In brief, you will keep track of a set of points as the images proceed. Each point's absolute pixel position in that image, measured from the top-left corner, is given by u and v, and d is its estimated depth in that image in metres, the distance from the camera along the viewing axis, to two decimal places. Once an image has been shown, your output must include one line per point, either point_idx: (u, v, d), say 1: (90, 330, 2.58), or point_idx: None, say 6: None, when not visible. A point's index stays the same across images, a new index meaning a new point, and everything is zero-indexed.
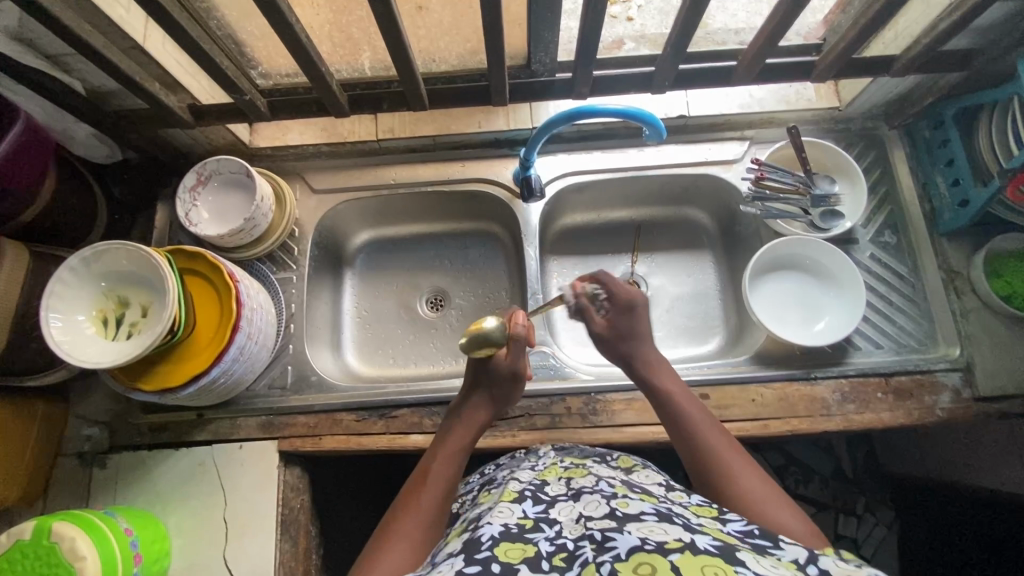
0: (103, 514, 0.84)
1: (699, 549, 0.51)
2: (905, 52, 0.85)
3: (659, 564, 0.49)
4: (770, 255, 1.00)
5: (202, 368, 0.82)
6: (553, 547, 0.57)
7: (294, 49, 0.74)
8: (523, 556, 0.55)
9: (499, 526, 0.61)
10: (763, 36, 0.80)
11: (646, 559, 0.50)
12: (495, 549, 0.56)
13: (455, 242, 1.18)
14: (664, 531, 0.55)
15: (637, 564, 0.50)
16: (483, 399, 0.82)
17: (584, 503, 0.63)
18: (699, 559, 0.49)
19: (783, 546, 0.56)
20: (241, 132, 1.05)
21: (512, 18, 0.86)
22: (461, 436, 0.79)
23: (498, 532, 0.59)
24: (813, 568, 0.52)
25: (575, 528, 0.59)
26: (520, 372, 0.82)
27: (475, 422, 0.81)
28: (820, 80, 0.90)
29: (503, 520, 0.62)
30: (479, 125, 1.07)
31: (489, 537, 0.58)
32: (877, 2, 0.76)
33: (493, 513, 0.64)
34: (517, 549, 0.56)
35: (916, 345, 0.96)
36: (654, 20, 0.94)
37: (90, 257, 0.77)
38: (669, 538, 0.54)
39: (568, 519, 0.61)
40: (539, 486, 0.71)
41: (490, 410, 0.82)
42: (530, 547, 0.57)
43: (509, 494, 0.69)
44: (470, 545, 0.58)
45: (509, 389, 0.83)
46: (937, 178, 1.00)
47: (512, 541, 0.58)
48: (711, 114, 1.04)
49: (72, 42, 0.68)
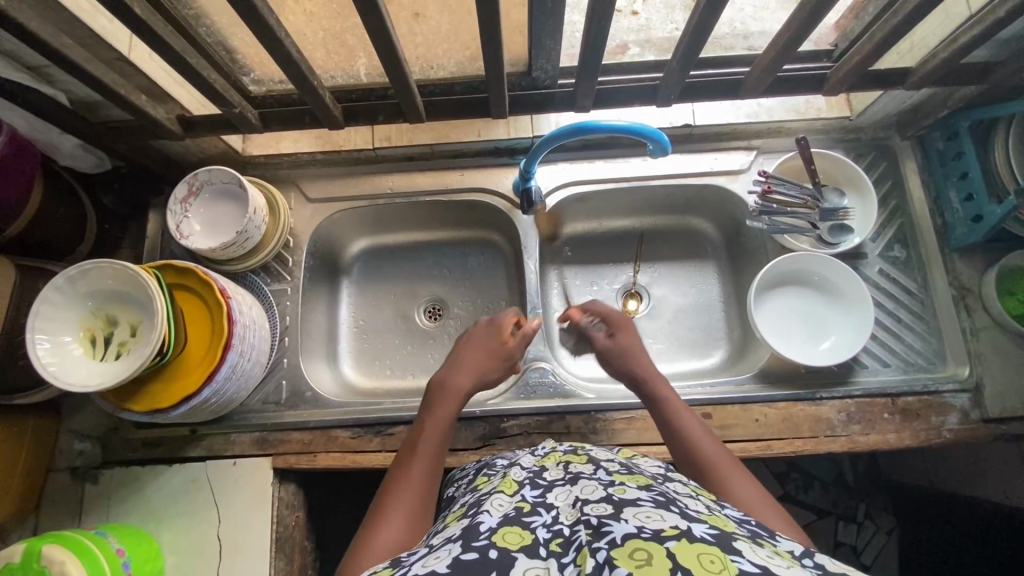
0: (93, 534, 0.82)
1: (695, 537, 0.48)
2: (921, 65, 0.81)
3: (655, 551, 0.46)
4: (777, 270, 0.98)
5: (193, 390, 0.80)
6: (550, 533, 0.54)
7: (284, 62, 0.71)
8: (521, 543, 0.53)
9: (497, 516, 0.58)
10: (775, 50, 0.77)
11: (641, 546, 0.47)
12: (492, 536, 0.54)
13: (453, 251, 1.16)
14: (661, 518, 0.52)
15: (634, 551, 0.46)
16: (467, 368, 0.83)
17: (581, 487, 0.61)
18: (695, 547, 0.46)
19: (779, 538, 0.54)
20: (233, 140, 1.02)
21: (512, 24, 0.83)
22: (448, 403, 0.78)
23: (496, 522, 0.57)
24: (809, 559, 0.49)
25: (571, 513, 0.56)
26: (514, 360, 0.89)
27: (461, 390, 0.80)
28: (831, 93, 0.87)
29: (500, 510, 0.60)
30: (477, 133, 1.05)
31: (487, 527, 0.56)
32: (894, 16, 0.73)
33: (490, 504, 0.61)
34: (515, 535, 0.54)
35: (924, 364, 0.94)
36: (659, 15, 0.91)
37: (75, 275, 0.75)
38: (666, 525, 0.50)
39: (564, 504, 0.59)
40: (536, 472, 0.69)
41: (476, 380, 0.83)
42: (528, 534, 0.54)
43: (508, 484, 0.67)
44: (469, 533, 0.55)
45: (494, 363, 0.85)
46: (950, 191, 0.97)
47: (510, 526, 0.56)
48: (717, 124, 1.01)
49: (51, 56, 0.65)
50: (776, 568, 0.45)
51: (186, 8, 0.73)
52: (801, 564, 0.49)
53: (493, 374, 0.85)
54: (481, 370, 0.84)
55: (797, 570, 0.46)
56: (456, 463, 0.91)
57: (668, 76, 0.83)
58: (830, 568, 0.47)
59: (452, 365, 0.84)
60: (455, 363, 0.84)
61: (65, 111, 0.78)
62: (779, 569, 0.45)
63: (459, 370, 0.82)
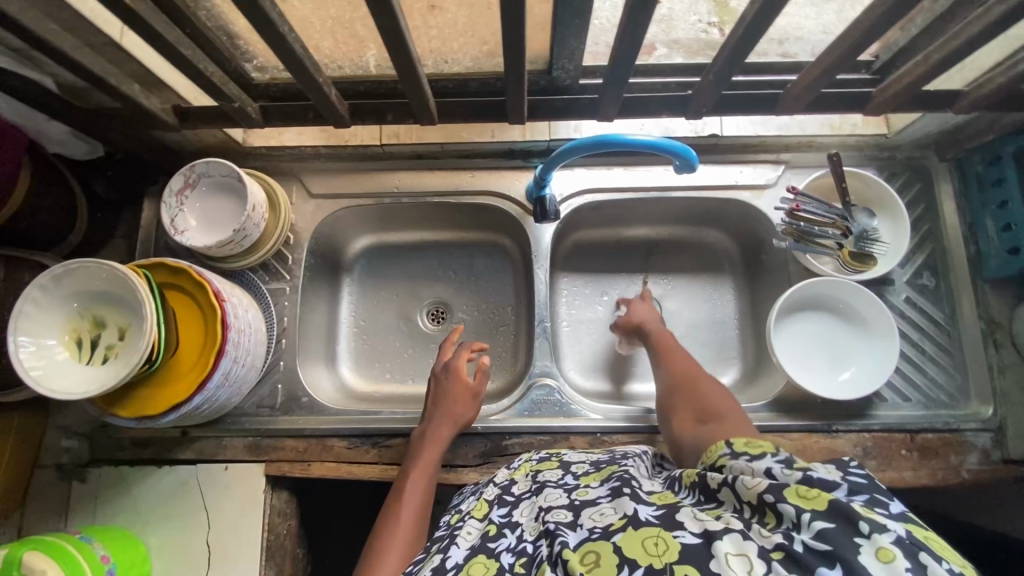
0: (77, 539, 0.79)
1: (640, 522, 0.50)
2: (976, 87, 0.76)
3: (603, 551, 0.48)
4: (798, 295, 0.93)
5: (183, 398, 0.76)
6: (514, 555, 0.54)
7: (286, 57, 0.66)
8: (486, 573, 0.53)
9: (465, 547, 0.57)
10: (822, 67, 0.71)
11: (591, 549, 0.49)
12: (458, 572, 0.54)
13: (460, 252, 1.11)
14: (613, 510, 0.53)
15: (585, 555, 0.48)
16: (445, 419, 0.86)
17: (544, 496, 0.61)
18: (640, 534, 0.48)
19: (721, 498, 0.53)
20: (233, 130, 0.97)
21: (535, 20, 0.75)
22: (430, 455, 0.83)
23: (463, 557, 0.56)
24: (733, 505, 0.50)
25: (535, 527, 0.56)
26: (477, 393, 0.89)
27: (439, 443, 0.84)
28: (874, 112, 0.81)
29: (467, 540, 0.58)
30: (491, 134, 1.00)
31: (454, 564, 0.55)
32: (955, 37, 0.67)
33: (459, 532, 0.60)
34: (480, 565, 0.54)
35: (947, 400, 0.90)
36: (682, 5, 0.80)
37: (61, 275, 0.71)
38: (616, 517, 0.52)
39: (528, 518, 0.59)
40: (505, 486, 0.67)
41: (452, 430, 0.86)
42: (493, 562, 0.54)
43: (479, 507, 0.64)
44: (435, 572, 0.54)
45: (469, 408, 0.88)
46: (987, 219, 0.92)
47: (476, 558, 0.55)
48: (745, 136, 0.96)
49: (34, 43, 0.60)
50: (712, 527, 0.46)
51: None
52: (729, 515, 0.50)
53: (469, 420, 0.88)
54: (458, 419, 0.87)
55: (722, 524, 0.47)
56: (454, 480, 0.88)
57: (703, 87, 0.78)
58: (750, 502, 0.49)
59: (431, 416, 0.87)
60: (434, 413, 0.87)
61: (53, 97, 0.74)
62: (716, 525, 0.46)
63: (436, 421, 0.86)
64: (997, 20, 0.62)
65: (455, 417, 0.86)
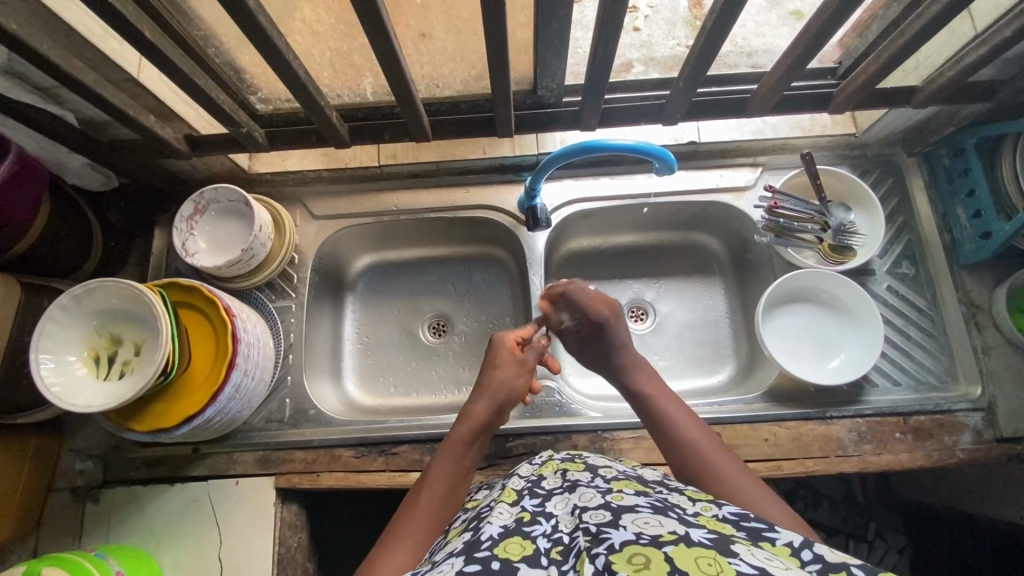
0: (93, 556, 0.80)
1: (693, 541, 0.47)
2: (927, 83, 0.83)
3: (654, 557, 0.45)
4: (782, 288, 0.98)
5: (197, 409, 0.79)
6: (550, 542, 0.53)
7: (291, 82, 0.72)
8: (523, 553, 0.51)
9: (499, 525, 0.56)
10: (786, 65, 0.76)
11: (640, 551, 0.46)
12: (494, 548, 0.52)
13: (458, 267, 1.15)
14: (659, 524, 0.51)
15: (632, 556, 0.46)
16: (484, 391, 0.80)
17: (579, 495, 0.59)
18: (692, 550, 0.46)
19: (778, 530, 0.52)
20: (240, 158, 1.03)
21: (518, 44, 0.82)
22: (465, 428, 0.77)
23: (498, 532, 0.55)
24: (808, 552, 0.48)
25: (571, 521, 0.54)
26: (519, 365, 0.83)
27: (478, 415, 0.78)
28: (837, 111, 0.88)
29: (502, 519, 0.58)
30: (482, 151, 1.06)
31: (489, 537, 0.54)
32: (901, 36, 0.73)
33: (493, 514, 0.59)
34: (517, 545, 0.52)
35: (936, 383, 0.93)
36: (662, 30, 0.93)
37: (82, 294, 0.75)
38: (664, 531, 0.49)
39: (563, 511, 0.57)
40: (534, 481, 0.67)
41: (498, 402, 0.79)
42: (530, 543, 0.52)
43: (508, 494, 0.65)
44: (470, 546, 0.53)
45: (517, 376, 0.82)
46: (958, 209, 0.96)
47: (512, 538, 0.53)
48: (722, 141, 1.02)
49: (64, 81, 0.67)
50: (774, 570, 0.44)
51: (197, 29, 0.73)
52: (799, 558, 0.47)
53: (513, 389, 0.81)
54: (503, 386, 0.80)
55: (797, 572, 0.45)
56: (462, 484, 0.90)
57: (674, 95, 0.84)
58: (829, 559, 0.46)
59: (477, 389, 0.81)
60: (481, 385, 0.81)
61: (73, 130, 0.80)
62: (778, 570, 0.44)
63: (476, 395, 0.80)
64: (934, 18, 0.69)
65: (499, 387, 0.80)
